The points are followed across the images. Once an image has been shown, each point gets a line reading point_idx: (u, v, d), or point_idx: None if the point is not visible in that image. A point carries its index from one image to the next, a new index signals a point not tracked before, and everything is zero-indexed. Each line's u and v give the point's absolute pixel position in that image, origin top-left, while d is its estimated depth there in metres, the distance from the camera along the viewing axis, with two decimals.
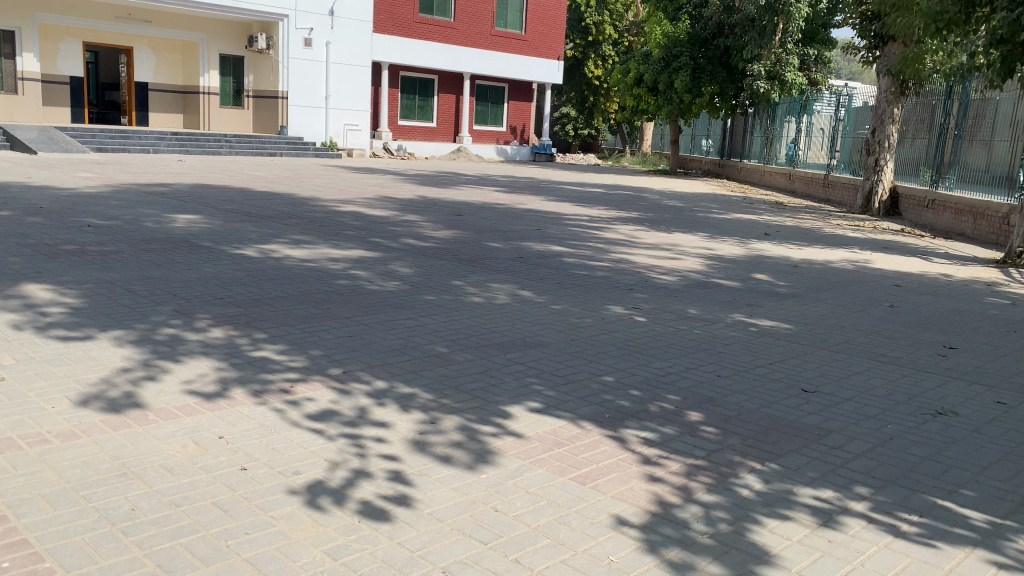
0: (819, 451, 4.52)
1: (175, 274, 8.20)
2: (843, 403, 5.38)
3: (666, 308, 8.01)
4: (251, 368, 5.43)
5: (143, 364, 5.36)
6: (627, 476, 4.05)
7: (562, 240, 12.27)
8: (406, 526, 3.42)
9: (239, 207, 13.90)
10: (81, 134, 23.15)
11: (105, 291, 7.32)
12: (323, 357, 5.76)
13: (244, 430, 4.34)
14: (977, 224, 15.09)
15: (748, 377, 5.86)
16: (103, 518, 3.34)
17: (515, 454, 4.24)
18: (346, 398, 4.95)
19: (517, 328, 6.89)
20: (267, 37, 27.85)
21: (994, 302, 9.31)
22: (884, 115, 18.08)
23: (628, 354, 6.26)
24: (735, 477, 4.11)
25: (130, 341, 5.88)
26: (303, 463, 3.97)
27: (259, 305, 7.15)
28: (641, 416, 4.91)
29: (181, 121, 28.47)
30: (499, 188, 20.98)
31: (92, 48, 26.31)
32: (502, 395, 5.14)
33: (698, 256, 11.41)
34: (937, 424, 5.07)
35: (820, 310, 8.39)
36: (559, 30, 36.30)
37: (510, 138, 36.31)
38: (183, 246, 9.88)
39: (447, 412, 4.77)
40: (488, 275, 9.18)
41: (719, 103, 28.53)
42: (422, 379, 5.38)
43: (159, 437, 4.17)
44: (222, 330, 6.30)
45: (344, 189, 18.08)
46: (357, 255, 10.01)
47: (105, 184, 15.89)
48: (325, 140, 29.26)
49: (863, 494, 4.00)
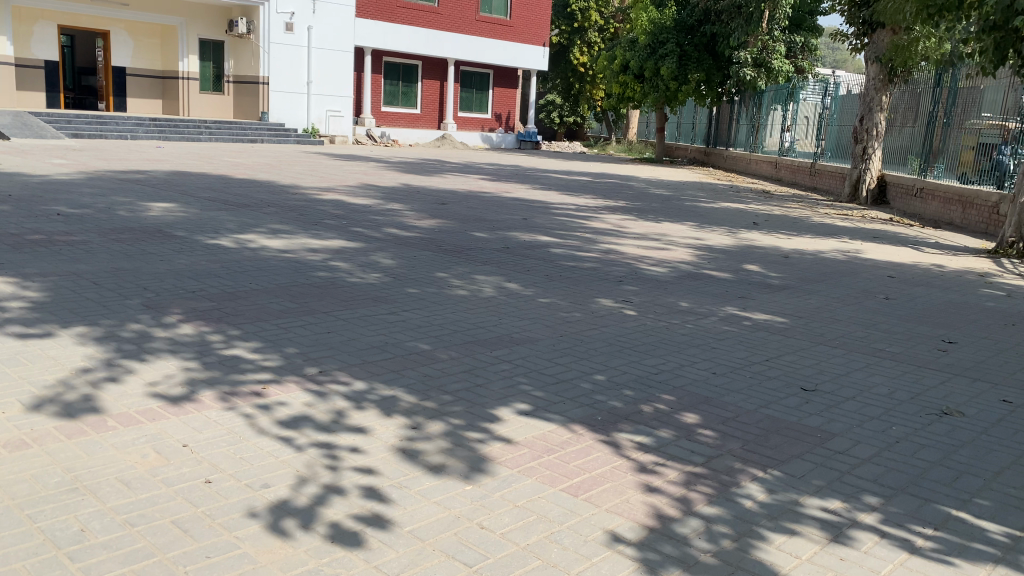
0: (823, 456, 4.28)
1: (146, 266, 7.85)
2: (845, 403, 5.14)
3: (657, 301, 7.76)
4: (221, 368, 5.12)
5: (106, 364, 5.04)
6: (623, 486, 3.78)
7: (548, 229, 11.99)
8: (382, 547, 3.15)
9: (218, 195, 13.52)
10: (56, 119, 22.55)
11: (71, 284, 6.97)
12: (298, 355, 5.46)
13: (212, 437, 4.04)
14: (966, 213, 14.97)
15: (744, 375, 5.60)
16: (48, 541, 3.04)
17: (504, 462, 3.96)
18: (321, 400, 4.65)
19: (504, 323, 6.62)
20: (248, 21, 27.29)
21: (989, 294, 9.12)
22: (873, 103, 17.89)
23: (620, 352, 5.99)
24: (737, 487, 3.85)
25: (94, 338, 5.54)
26: (272, 476, 3.68)
27: (232, 299, 6.82)
28: (635, 418, 4.65)
29: (160, 107, 27.90)
30: (484, 176, 20.64)
31: (67, 32, 25.78)
32: (489, 396, 4.86)
33: (688, 247, 11.17)
34: (945, 425, 4.84)
35: (814, 302, 8.16)
36: (544, 16, 35.84)
37: (495, 125, 35.95)
38: (157, 236, 9.52)
39: (430, 417, 4.49)
40: (473, 267, 8.88)
41: (706, 91, 28.32)
42: (403, 380, 5.09)
43: (117, 447, 3.86)
44: (192, 326, 5.98)
45: (325, 176, 17.72)
46: (337, 245, 9.68)
47: (79, 171, 15.43)
48: (306, 126, 28.76)
49: (873, 504, 3.76)
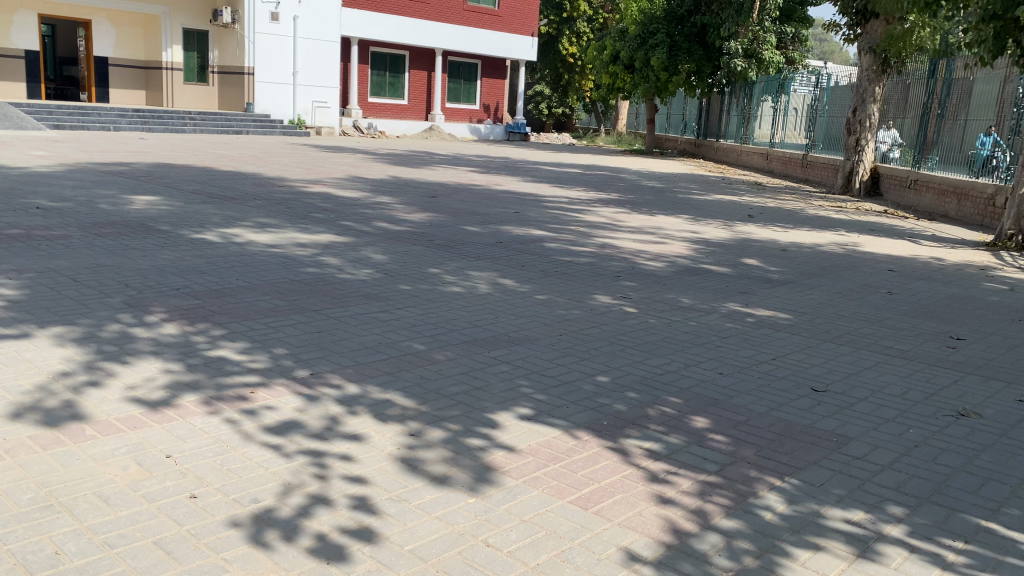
0: (841, 462, 4.08)
1: (128, 262, 7.57)
2: (858, 405, 4.95)
3: (657, 298, 7.55)
4: (207, 370, 4.88)
5: (86, 367, 4.78)
6: (634, 498, 3.57)
7: (541, 223, 11.76)
8: (381, 568, 2.93)
9: (202, 187, 13.22)
10: (37, 110, 22.12)
11: (49, 281, 6.69)
12: (288, 356, 5.22)
13: (199, 446, 3.81)
14: (961, 205, 14.85)
15: (753, 375, 5.41)
16: (19, 566, 2.80)
17: (508, 472, 3.74)
18: (314, 405, 4.42)
19: (501, 321, 6.40)
20: (233, 11, 26.84)
21: (993, 288, 8.98)
22: (866, 94, 17.55)
23: (622, 351, 5.77)
24: (755, 497, 3.65)
25: (73, 340, 5.28)
26: (262, 489, 3.45)
27: (217, 297, 6.56)
28: (642, 423, 4.44)
29: (144, 98, 27.50)
30: (474, 168, 20.37)
31: (48, 21, 25.36)
32: (488, 400, 4.64)
33: (684, 240, 10.98)
34: (963, 428, 4.65)
35: (816, 297, 7.97)
36: (532, 6, 35.50)
37: (484, 117, 35.63)
38: (141, 230, 9.24)
39: (429, 423, 4.27)
40: (467, 262, 8.65)
41: (696, 82, 28.03)
42: (399, 383, 4.86)
43: (96, 458, 3.61)
44: (176, 325, 5.73)
45: (313, 168, 17.43)
46: (326, 240, 9.41)
47: (61, 163, 15.09)
48: (292, 117, 28.37)
49: (898, 515, 3.57)
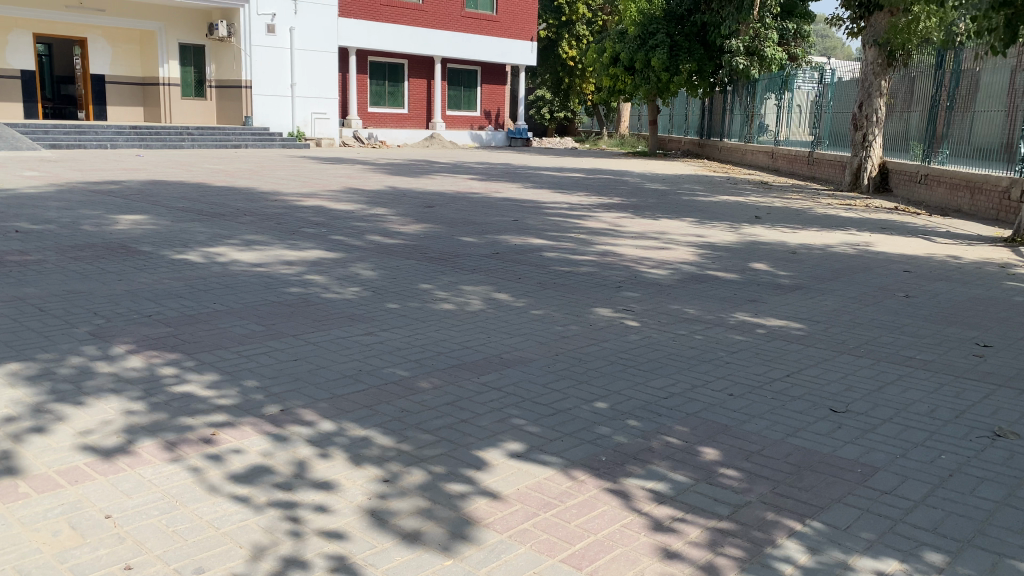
0: (867, 499, 3.63)
1: (101, 288, 7.17)
2: (882, 427, 4.49)
3: (660, 309, 7.11)
4: (169, 409, 4.46)
5: (34, 411, 4.36)
6: (637, 552, 3.13)
7: (541, 231, 11.32)
8: None
9: (191, 204, 12.87)
10: (31, 130, 21.81)
11: (12, 312, 6.29)
12: (257, 390, 4.79)
13: (145, 504, 3.37)
14: (975, 199, 14.33)
15: (766, 396, 4.95)
16: None
17: (492, 525, 3.31)
18: (281, 448, 3.99)
19: (493, 341, 5.97)
20: (228, 24, 26.44)
21: (1015, 288, 8.50)
22: (871, 89, 16.85)
23: (623, 373, 5.32)
24: (772, 547, 3.21)
25: (26, 379, 4.86)
26: (209, 556, 3.02)
27: (190, 324, 6.14)
28: (645, 457, 3.99)
29: (141, 114, 27.20)
30: (474, 176, 20.01)
31: (43, 39, 25.05)
32: (474, 435, 4.20)
33: (689, 245, 10.55)
34: (1001, 452, 4.19)
35: (830, 304, 7.50)
36: (530, 10, 35.08)
37: (485, 123, 35.27)
38: (121, 252, 8.86)
39: (407, 465, 3.83)
40: (460, 276, 8.21)
41: (697, 82, 27.43)
42: (377, 417, 4.42)
43: (25, 523, 3.19)
44: (141, 358, 5.31)
45: (307, 181, 17.06)
46: (314, 256, 9.00)
47: (51, 183, 14.76)
48: (291, 130, 28.08)
49: (938, 565, 3.12)
